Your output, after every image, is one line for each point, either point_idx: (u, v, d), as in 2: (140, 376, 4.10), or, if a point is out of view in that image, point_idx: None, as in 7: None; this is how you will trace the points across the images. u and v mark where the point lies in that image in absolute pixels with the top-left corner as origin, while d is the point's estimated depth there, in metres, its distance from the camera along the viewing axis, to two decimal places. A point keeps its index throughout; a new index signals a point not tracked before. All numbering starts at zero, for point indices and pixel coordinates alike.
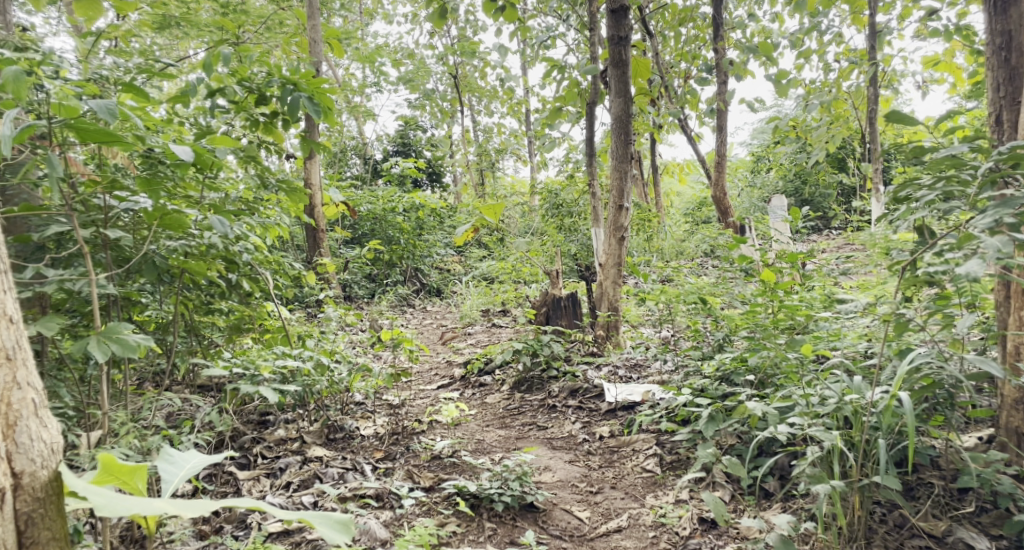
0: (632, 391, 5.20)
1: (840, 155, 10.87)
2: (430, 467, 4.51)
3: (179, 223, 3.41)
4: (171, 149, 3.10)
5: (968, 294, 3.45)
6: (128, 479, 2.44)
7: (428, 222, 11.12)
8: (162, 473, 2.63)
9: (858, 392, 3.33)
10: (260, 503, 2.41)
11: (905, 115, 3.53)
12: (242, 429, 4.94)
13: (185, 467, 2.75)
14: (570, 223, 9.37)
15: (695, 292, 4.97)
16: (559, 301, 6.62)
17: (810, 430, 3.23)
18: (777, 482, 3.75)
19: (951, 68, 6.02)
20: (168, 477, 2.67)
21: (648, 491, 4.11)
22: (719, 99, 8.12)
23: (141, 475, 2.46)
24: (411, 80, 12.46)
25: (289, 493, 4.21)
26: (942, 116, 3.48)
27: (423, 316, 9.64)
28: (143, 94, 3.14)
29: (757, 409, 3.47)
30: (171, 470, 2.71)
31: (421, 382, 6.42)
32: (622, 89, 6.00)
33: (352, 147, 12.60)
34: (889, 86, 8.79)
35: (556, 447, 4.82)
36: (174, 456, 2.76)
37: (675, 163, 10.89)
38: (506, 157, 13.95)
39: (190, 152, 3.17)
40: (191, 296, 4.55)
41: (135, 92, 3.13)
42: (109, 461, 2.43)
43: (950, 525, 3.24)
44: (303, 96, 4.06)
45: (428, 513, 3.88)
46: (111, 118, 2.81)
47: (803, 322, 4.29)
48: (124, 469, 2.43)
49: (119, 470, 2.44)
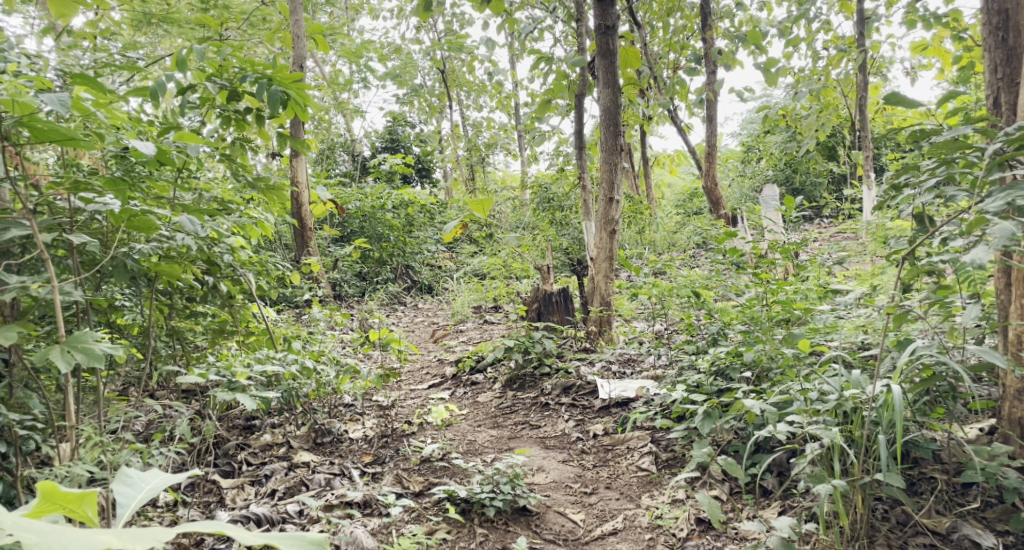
0: (626, 387, 5.09)
1: (831, 143, 10.79)
2: (420, 471, 4.40)
3: (149, 225, 3.29)
4: (132, 144, 3.03)
5: (968, 283, 3.35)
6: (75, 507, 2.03)
7: (418, 218, 11.01)
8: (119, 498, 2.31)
9: (857, 387, 3.21)
10: (222, 525, 2.00)
11: (903, 99, 3.41)
12: (226, 435, 4.82)
13: (144, 490, 2.39)
14: (561, 217, 9.26)
15: (688, 286, 4.85)
16: (550, 296, 6.48)
17: (809, 427, 3.11)
18: (775, 479, 3.65)
19: (940, 53, 5.92)
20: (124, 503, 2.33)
21: (643, 491, 4.01)
22: (709, 89, 8.02)
23: (90, 501, 2.05)
24: (398, 75, 12.32)
25: (274, 502, 4.10)
26: (940, 100, 3.36)
27: (414, 314, 9.55)
28: (99, 86, 3.00)
29: (755, 407, 3.34)
30: (127, 494, 2.36)
31: (412, 382, 6.31)
32: (609, 80, 5.88)
33: (340, 143, 12.43)
34: (878, 73, 8.70)
35: (548, 446, 4.71)
36: (132, 476, 2.41)
37: (666, 153, 10.79)
38: (496, 152, 13.83)
39: (151, 146, 3.09)
40: (169, 300, 4.41)
41: (90, 84, 2.99)
42: (49, 488, 2.01)
43: (955, 522, 3.14)
44: (279, 91, 3.90)
45: (417, 519, 3.78)
46: (63, 112, 2.76)
47: (799, 314, 4.19)
48: (68, 496, 2.02)
49: (62, 497, 2.02)
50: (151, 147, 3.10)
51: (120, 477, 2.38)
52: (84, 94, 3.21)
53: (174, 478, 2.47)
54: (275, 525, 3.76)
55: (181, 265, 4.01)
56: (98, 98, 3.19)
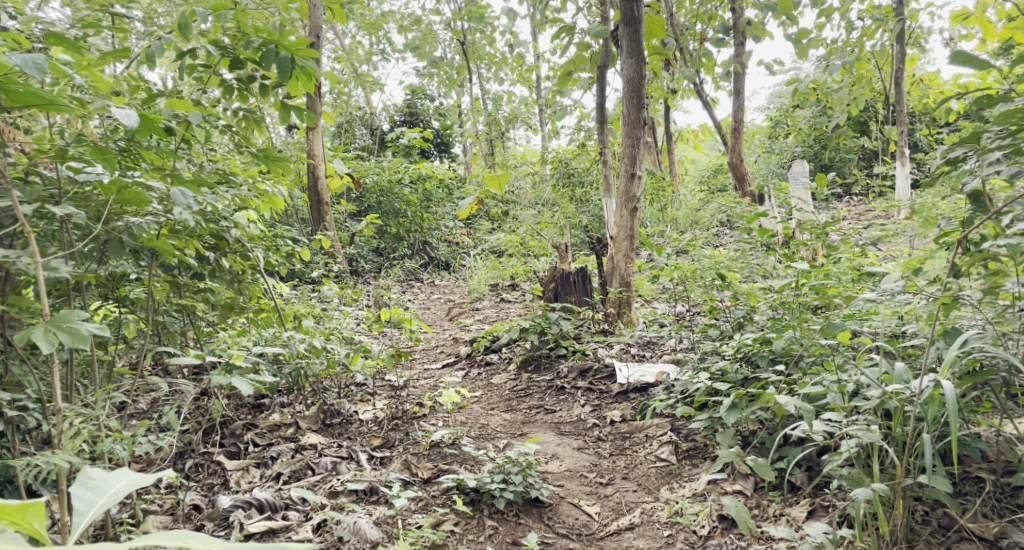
0: (646, 372, 4.88)
1: (862, 118, 10.43)
2: (430, 456, 4.23)
3: (140, 198, 3.10)
4: (113, 112, 2.88)
5: (1021, 267, 3.11)
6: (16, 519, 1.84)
7: (435, 194, 10.80)
8: (77, 504, 2.07)
9: (900, 382, 2.98)
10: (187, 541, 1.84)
11: (976, 58, 3.10)
12: (233, 414, 4.68)
13: (106, 495, 2.12)
14: (581, 194, 9.00)
15: (713, 267, 4.61)
16: (567, 276, 6.24)
17: (848, 427, 2.88)
18: (804, 475, 3.45)
19: (982, 22, 5.61)
20: (86, 507, 2.09)
21: (662, 484, 3.83)
22: (736, 62, 7.73)
23: (35, 511, 1.87)
24: (418, 47, 12.04)
25: (279, 486, 3.94)
26: (1009, 65, 3.06)
27: (431, 291, 9.40)
28: (73, 43, 2.79)
29: (788, 404, 3.09)
30: (90, 497, 2.12)
31: (425, 361, 6.16)
32: (634, 49, 5.61)
33: (359, 117, 12.19)
34: (915, 45, 8.33)
35: (563, 432, 4.54)
36: (98, 477, 2.17)
37: (690, 129, 10.47)
38: (517, 127, 13.56)
39: (133, 116, 2.93)
40: (172, 276, 4.25)
41: (65, 43, 2.79)
42: None
43: (1003, 527, 2.92)
44: (288, 59, 3.66)
45: (423, 509, 3.62)
46: (37, 75, 2.59)
47: (831, 300, 3.96)
48: (6, 508, 1.82)
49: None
50: (133, 117, 2.93)
51: (82, 478, 2.13)
52: (64, 55, 3.01)
53: (147, 477, 2.22)
54: (279, 510, 3.61)
55: (181, 239, 3.85)
56: (80, 60, 2.99)
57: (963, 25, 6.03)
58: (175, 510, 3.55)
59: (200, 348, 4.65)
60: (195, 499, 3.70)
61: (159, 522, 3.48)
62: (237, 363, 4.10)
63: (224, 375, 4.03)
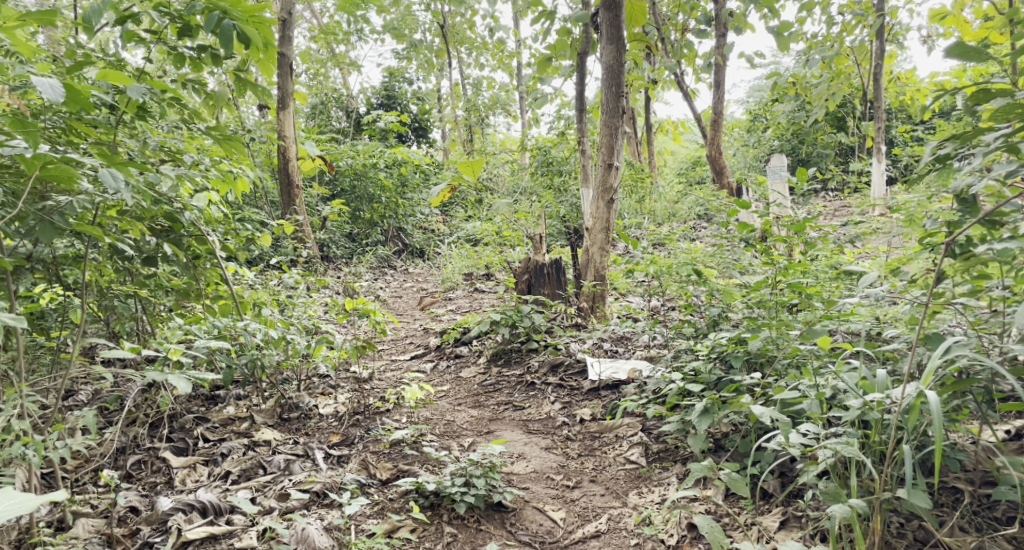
0: (618, 368, 4.70)
1: (839, 113, 10.35)
2: (389, 455, 4.04)
3: (66, 176, 2.89)
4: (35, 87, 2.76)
5: (1009, 271, 2.96)
6: None
7: (412, 179, 10.54)
8: None
9: (883, 391, 2.82)
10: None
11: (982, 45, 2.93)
12: (184, 407, 4.45)
13: None
14: (559, 183, 8.86)
15: (690, 262, 4.42)
16: (541, 267, 6.03)
17: (829, 440, 2.72)
18: (777, 482, 3.28)
19: (958, 22, 5.51)
20: None
21: (631, 488, 3.67)
22: (717, 54, 7.59)
23: None
24: (397, 29, 11.73)
25: (226, 487, 3.74)
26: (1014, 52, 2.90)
27: (404, 279, 9.22)
28: None
29: (765, 414, 2.91)
30: None
31: (394, 352, 5.98)
32: (613, 35, 5.40)
33: (335, 99, 11.85)
34: (894, 41, 8.25)
35: (531, 430, 4.36)
36: None
37: (669, 120, 10.33)
38: (496, 113, 13.30)
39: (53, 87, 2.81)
40: (118, 264, 4.01)
41: None
42: None
43: (981, 543, 2.77)
44: (234, 24, 3.46)
45: (379, 514, 3.45)
46: None
47: (811, 301, 3.80)
48: None
49: None
50: (57, 91, 2.82)
51: None
52: None
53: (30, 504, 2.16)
54: (223, 513, 3.42)
55: (126, 223, 3.63)
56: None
57: (939, 23, 5.94)
58: (108, 513, 3.36)
59: (151, 338, 4.42)
60: (132, 501, 3.50)
61: (90, 526, 3.29)
62: (177, 359, 3.78)
63: (162, 370, 3.74)
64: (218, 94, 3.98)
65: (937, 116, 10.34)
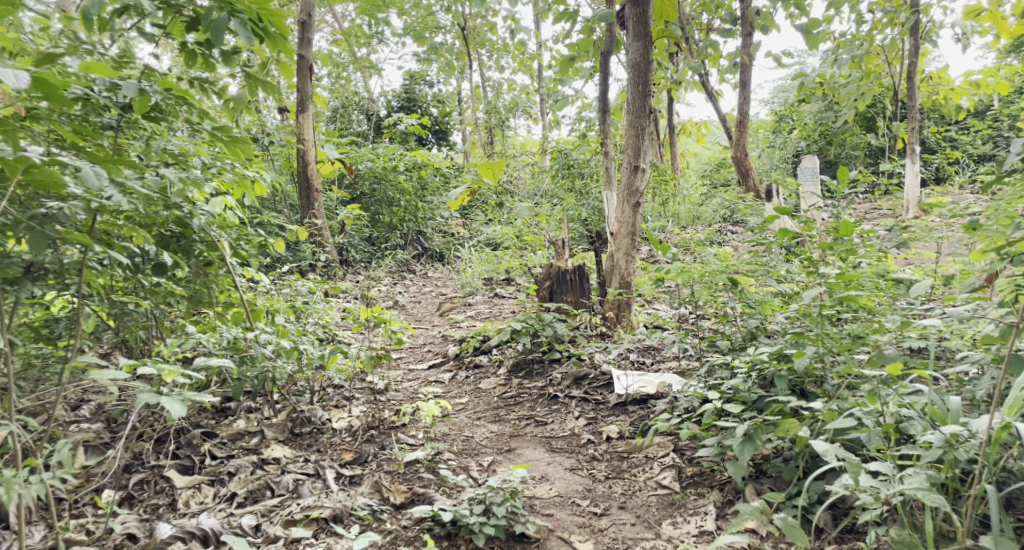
0: (646, 382, 4.42)
1: (870, 113, 10.00)
2: (405, 476, 3.81)
3: (48, 179, 2.77)
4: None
5: None
6: None
7: (431, 182, 10.30)
8: None
9: (957, 423, 2.63)
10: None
11: None
12: (193, 421, 4.24)
13: None
14: (581, 186, 8.53)
15: (725, 270, 4.12)
16: (563, 274, 5.71)
17: (913, 491, 2.48)
18: (827, 515, 3.02)
19: (995, 19, 5.21)
20: None
21: (664, 516, 3.40)
22: (743, 53, 7.31)
23: None
24: (418, 31, 11.49)
25: (231, 511, 3.53)
26: None
27: (423, 283, 9.03)
28: None
29: (829, 453, 2.64)
30: None
31: (412, 361, 5.74)
32: (640, 32, 5.13)
33: (356, 102, 11.63)
34: (928, 40, 7.91)
35: (555, 449, 4.10)
36: None
37: (693, 122, 10.03)
38: (517, 115, 13.03)
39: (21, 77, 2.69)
40: (121, 273, 3.81)
41: None
42: None
43: None
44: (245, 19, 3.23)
45: (392, 545, 3.26)
46: None
47: (860, 315, 3.53)
48: None
49: None
50: (21, 78, 2.70)
51: None
52: None
53: None
54: (223, 543, 3.27)
55: (125, 231, 3.43)
56: None
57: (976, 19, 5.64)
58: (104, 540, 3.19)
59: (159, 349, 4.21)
60: (130, 528, 3.34)
61: None
62: (172, 379, 3.26)
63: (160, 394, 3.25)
64: (237, 97, 3.79)
65: (971, 115, 9.95)
